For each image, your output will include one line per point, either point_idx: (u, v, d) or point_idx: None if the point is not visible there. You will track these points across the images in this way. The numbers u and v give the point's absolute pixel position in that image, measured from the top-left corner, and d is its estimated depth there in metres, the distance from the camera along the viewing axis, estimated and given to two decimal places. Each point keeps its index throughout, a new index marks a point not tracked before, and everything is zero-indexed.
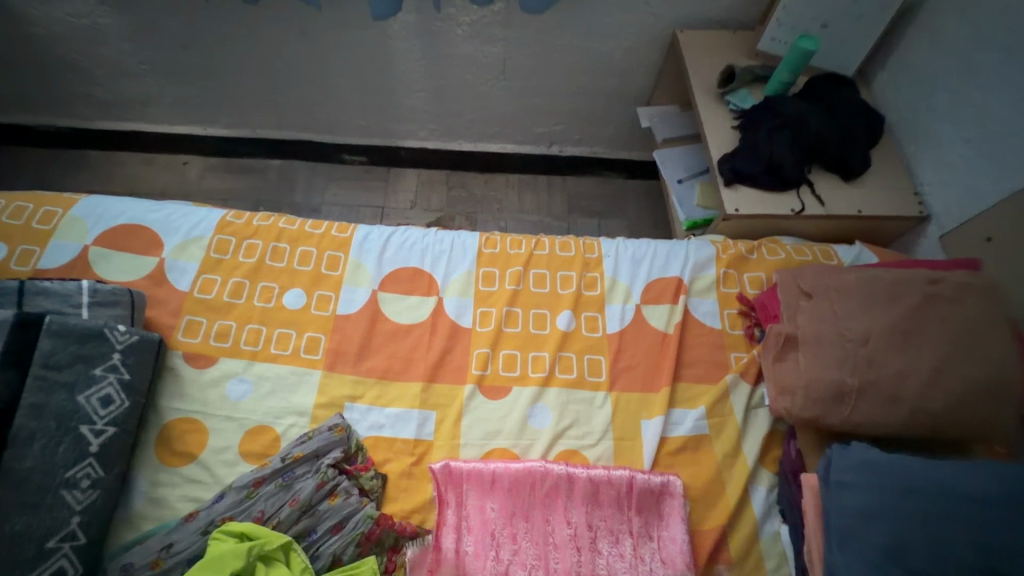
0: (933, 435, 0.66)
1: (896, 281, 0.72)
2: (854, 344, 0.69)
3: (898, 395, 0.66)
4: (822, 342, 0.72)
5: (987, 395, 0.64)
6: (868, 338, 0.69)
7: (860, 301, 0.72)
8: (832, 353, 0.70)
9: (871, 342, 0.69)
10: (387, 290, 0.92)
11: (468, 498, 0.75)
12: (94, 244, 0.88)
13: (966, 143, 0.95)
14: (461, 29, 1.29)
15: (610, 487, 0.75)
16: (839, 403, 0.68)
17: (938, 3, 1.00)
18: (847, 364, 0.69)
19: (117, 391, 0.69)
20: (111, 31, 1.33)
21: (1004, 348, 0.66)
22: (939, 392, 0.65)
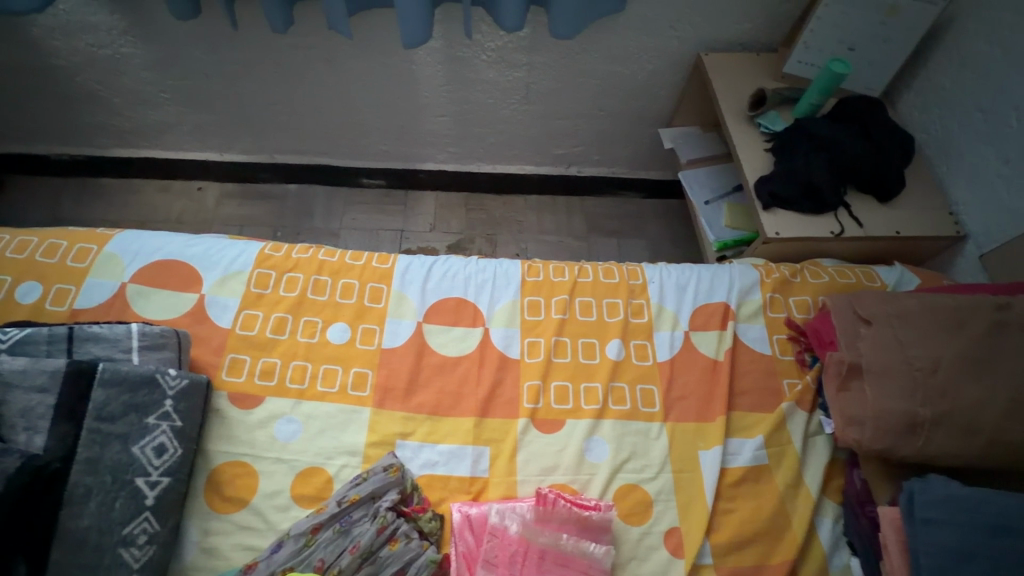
0: (1011, 466, 0.66)
1: (960, 309, 0.73)
2: (924, 373, 0.70)
3: (974, 425, 0.66)
4: (890, 372, 0.72)
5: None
6: (937, 367, 0.70)
7: (925, 329, 0.73)
8: (901, 382, 0.71)
9: (941, 371, 0.69)
10: (432, 322, 0.90)
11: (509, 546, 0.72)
12: (132, 281, 0.86)
13: (1003, 164, 0.96)
14: (487, 55, 1.29)
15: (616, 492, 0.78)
16: (913, 434, 0.68)
17: (966, 27, 1.02)
18: (918, 394, 0.69)
19: (170, 439, 0.68)
20: (132, 60, 1.31)
21: None
22: (1017, 422, 0.65)
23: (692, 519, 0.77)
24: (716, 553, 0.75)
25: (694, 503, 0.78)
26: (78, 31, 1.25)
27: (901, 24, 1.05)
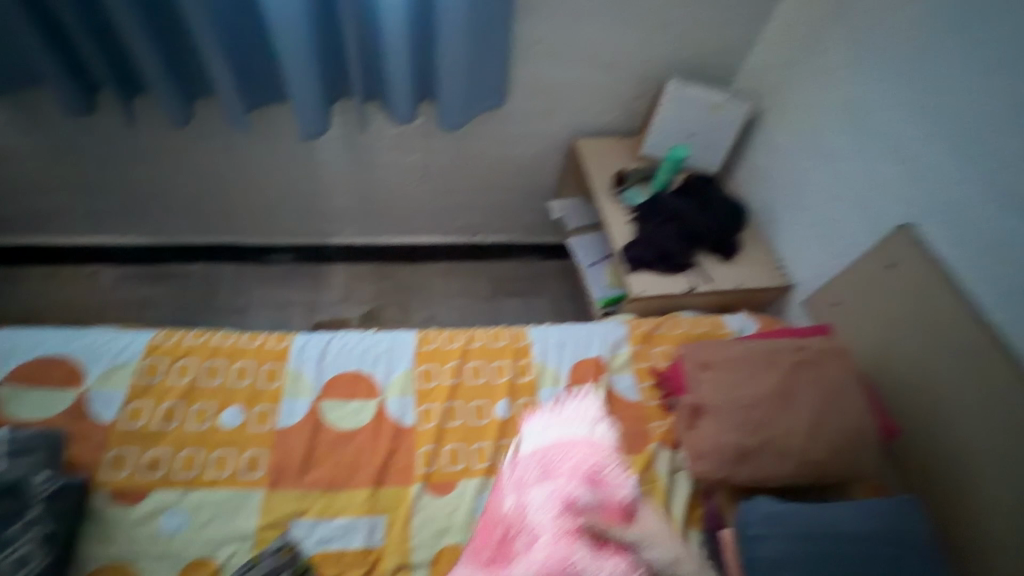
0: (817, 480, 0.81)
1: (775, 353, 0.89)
2: (749, 408, 0.83)
3: (786, 449, 0.80)
4: (725, 409, 0.85)
5: (852, 441, 0.80)
6: (758, 402, 0.83)
7: (749, 370, 0.87)
8: (733, 418, 0.84)
9: (762, 405, 0.83)
10: (329, 397, 0.95)
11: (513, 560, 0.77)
12: (6, 382, 0.85)
13: (808, 228, 1.18)
14: (385, 142, 1.40)
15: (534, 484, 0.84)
16: (743, 462, 0.81)
17: (771, 121, 1.27)
18: (745, 426, 0.82)
19: (35, 547, 0.67)
20: (21, 152, 1.31)
21: (857, 401, 0.83)
22: (817, 444, 0.80)
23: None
24: None
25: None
26: None
27: (724, 118, 1.29)
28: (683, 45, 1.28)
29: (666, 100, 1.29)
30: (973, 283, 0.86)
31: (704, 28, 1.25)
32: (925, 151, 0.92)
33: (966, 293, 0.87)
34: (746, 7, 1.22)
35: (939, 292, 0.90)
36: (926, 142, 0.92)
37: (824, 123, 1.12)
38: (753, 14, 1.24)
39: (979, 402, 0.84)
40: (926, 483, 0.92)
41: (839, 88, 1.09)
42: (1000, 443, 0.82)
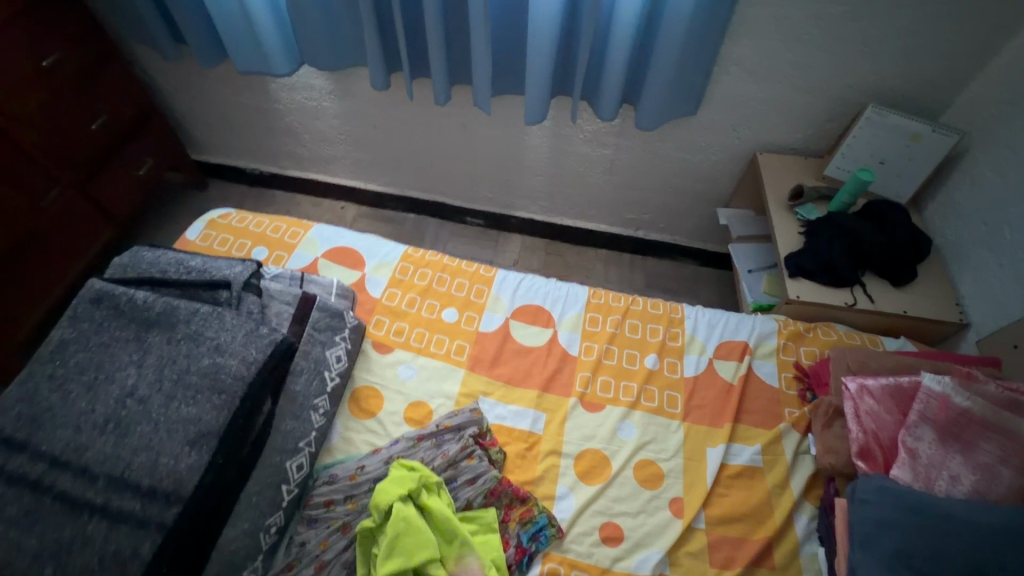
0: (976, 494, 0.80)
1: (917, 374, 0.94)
2: (881, 427, 0.90)
3: (931, 461, 0.84)
4: (861, 419, 0.92)
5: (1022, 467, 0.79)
6: (894, 424, 0.89)
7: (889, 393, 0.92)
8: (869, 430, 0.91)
9: (895, 427, 0.89)
10: (516, 319, 1.22)
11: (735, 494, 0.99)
12: (322, 257, 1.25)
13: (999, 267, 1.16)
14: (584, 135, 1.66)
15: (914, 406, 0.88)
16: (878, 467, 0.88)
17: (977, 156, 1.25)
18: (879, 440, 0.90)
19: (345, 354, 0.99)
20: (328, 111, 1.80)
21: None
22: (966, 458, 0.82)
23: (693, 491, 0.99)
24: (709, 521, 0.96)
25: (699, 482, 1.00)
26: (300, 89, 1.75)
27: (922, 148, 1.30)
28: (891, 73, 1.32)
29: (861, 123, 1.34)
30: None
31: (919, 59, 1.27)
32: None
33: None
34: (972, 41, 1.22)
35: None
36: None
37: None
38: (979, 48, 1.23)
39: None
40: None
41: None
42: None
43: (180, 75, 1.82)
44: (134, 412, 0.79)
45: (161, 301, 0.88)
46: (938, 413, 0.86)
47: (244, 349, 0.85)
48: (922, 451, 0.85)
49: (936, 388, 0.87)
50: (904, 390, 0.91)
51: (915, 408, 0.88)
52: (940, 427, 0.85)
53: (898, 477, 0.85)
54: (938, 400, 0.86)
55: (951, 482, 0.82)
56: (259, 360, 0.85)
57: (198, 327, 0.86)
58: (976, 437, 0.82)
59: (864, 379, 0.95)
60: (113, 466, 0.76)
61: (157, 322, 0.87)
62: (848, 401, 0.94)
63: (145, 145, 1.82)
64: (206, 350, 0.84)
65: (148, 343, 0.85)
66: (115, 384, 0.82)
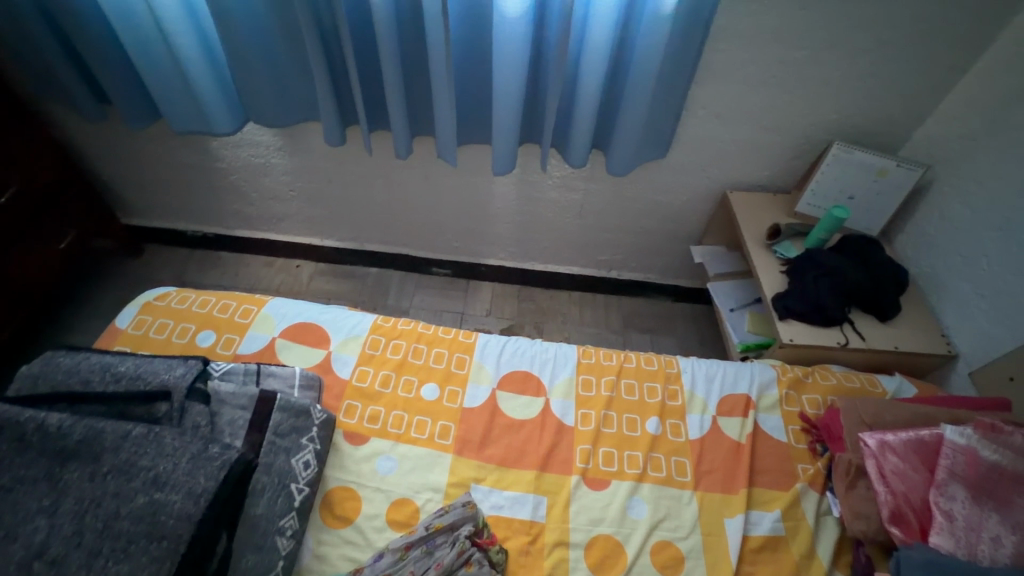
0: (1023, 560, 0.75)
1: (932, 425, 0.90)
2: (911, 488, 0.84)
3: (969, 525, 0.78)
4: (888, 480, 0.85)
5: None
6: (922, 484, 0.83)
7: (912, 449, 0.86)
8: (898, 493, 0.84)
9: (924, 487, 0.83)
10: (504, 389, 1.11)
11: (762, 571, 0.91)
12: (280, 336, 1.11)
13: (982, 299, 1.16)
14: (553, 181, 1.61)
15: (941, 462, 0.83)
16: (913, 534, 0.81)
17: (942, 188, 1.28)
18: (911, 503, 0.83)
19: (314, 458, 0.84)
20: (277, 167, 1.67)
21: None
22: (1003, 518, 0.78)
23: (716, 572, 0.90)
24: None
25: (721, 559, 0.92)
26: (246, 145, 1.62)
27: (890, 182, 1.31)
28: (854, 111, 1.34)
29: (829, 160, 1.35)
30: None
31: (878, 98, 1.30)
32: None
33: None
34: (926, 80, 1.25)
35: None
36: None
37: (1009, 196, 1.13)
38: (934, 86, 1.26)
39: None
40: None
41: None
42: None
43: (107, 137, 1.65)
44: None
45: (82, 425, 0.73)
46: (968, 469, 0.81)
47: (190, 479, 0.69)
48: (959, 513, 0.79)
49: (961, 441, 0.82)
50: (927, 444, 0.86)
51: (944, 464, 0.82)
52: (973, 484, 0.80)
53: (939, 546, 0.78)
54: (966, 455, 0.81)
55: (993, 546, 0.76)
56: (209, 490, 0.69)
57: (130, 455, 0.71)
58: (1009, 494, 0.79)
59: (883, 435, 0.89)
60: None
61: (77, 453, 0.71)
62: (870, 460, 0.88)
63: (65, 213, 1.62)
64: (141, 485, 0.69)
65: (64, 483, 0.69)
66: (18, 542, 0.64)
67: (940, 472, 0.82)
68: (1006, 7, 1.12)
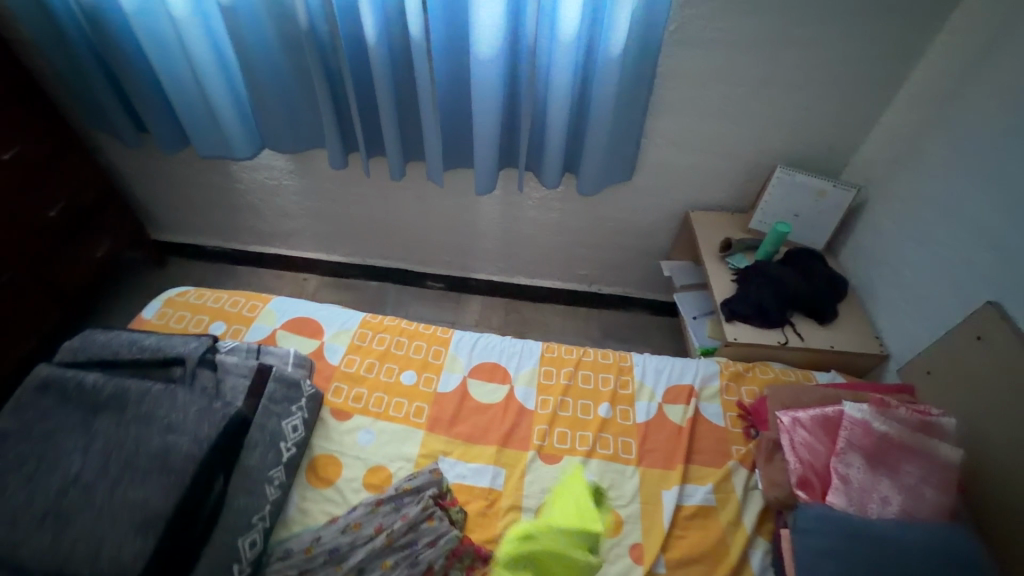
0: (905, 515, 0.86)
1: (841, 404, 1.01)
2: (817, 458, 0.95)
3: (863, 486, 0.89)
4: (798, 451, 0.97)
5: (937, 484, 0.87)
6: (826, 454, 0.94)
7: (820, 424, 0.97)
8: (806, 462, 0.95)
9: (827, 456, 0.94)
10: (474, 377, 1.26)
11: (691, 533, 1.02)
12: (280, 328, 1.28)
13: (906, 304, 1.28)
14: (532, 201, 1.78)
15: (842, 434, 0.93)
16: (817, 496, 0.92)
17: (874, 206, 1.42)
18: (816, 470, 0.94)
19: (301, 423, 1.00)
20: (289, 188, 1.88)
21: (937, 449, 0.88)
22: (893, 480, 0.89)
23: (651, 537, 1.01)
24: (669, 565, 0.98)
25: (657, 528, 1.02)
26: (261, 169, 1.83)
27: (829, 202, 1.46)
28: (795, 139, 1.50)
29: (774, 182, 1.51)
30: None
31: (814, 127, 1.47)
32: (1011, 241, 1.03)
33: None
34: (855, 112, 1.42)
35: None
36: (1016, 235, 1.02)
37: (920, 211, 1.26)
38: (863, 117, 1.42)
39: None
40: (1005, 540, 0.97)
41: (937, 183, 1.22)
42: None
43: (143, 161, 1.88)
44: (77, 501, 0.76)
45: (112, 384, 0.88)
46: (864, 440, 0.91)
47: (197, 426, 0.84)
48: (855, 476, 0.90)
49: (857, 416, 0.93)
50: (832, 420, 0.97)
51: (844, 436, 0.93)
52: (868, 452, 0.91)
53: (835, 504, 0.89)
54: (861, 427, 0.92)
55: (882, 504, 0.88)
56: (211, 436, 0.84)
57: (150, 407, 0.86)
58: (899, 461, 0.90)
59: (797, 413, 1.01)
60: (52, 560, 0.72)
61: (107, 406, 0.86)
62: (784, 435, 1.00)
63: (102, 227, 1.84)
64: (157, 430, 0.83)
65: (94, 428, 0.83)
66: (58, 472, 0.79)
67: (841, 443, 0.93)
68: (915, 50, 1.29)
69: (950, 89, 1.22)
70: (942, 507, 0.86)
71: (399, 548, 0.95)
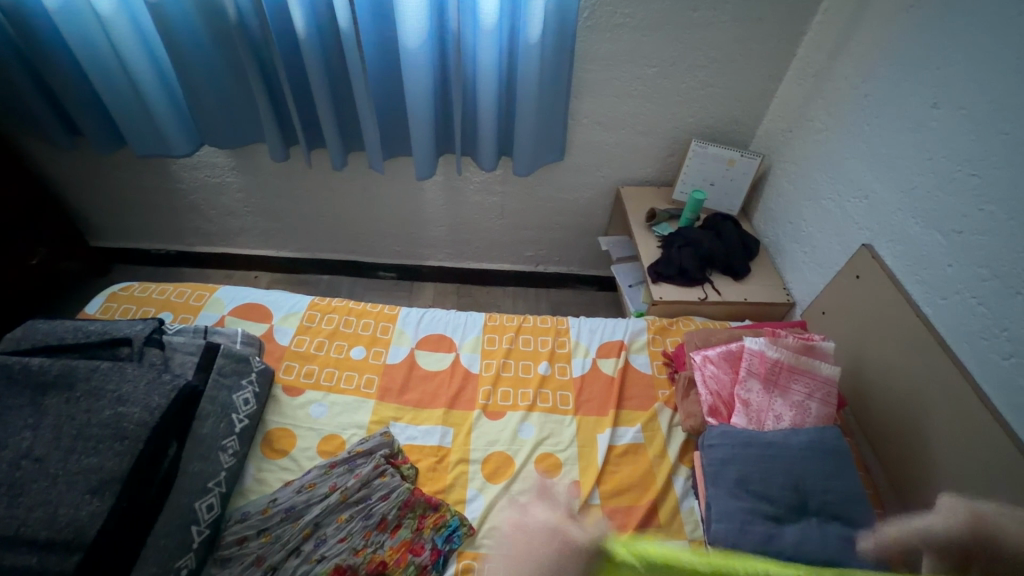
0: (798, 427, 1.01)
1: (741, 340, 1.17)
2: (722, 386, 1.10)
3: (761, 407, 1.04)
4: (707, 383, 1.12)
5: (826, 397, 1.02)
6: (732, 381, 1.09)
7: (726, 358, 1.12)
8: (714, 389, 1.10)
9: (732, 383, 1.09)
10: (421, 348, 1.33)
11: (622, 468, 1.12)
12: (229, 315, 1.32)
13: (804, 254, 1.44)
14: (474, 186, 1.87)
15: (747, 364, 1.08)
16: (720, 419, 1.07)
17: (776, 171, 1.58)
18: (721, 396, 1.09)
19: (252, 395, 1.06)
20: (232, 186, 1.90)
21: (821, 370, 1.04)
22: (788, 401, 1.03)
23: None
24: (603, 496, 1.08)
25: None
26: (202, 167, 1.84)
27: (738, 170, 1.61)
28: (705, 115, 1.65)
29: (690, 155, 1.65)
30: (913, 285, 1.08)
31: (720, 103, 1.62)
32: (877, 190, 1.18)
33: (909, 294, 1.09)
34: (754, 87, 1.58)
35: (889, 295, 1.12)
36: (877, 182, 1.18)
37: (810, 171, 1.42)
38: (760, 91, 1.59)
39: (919, 375, 1.04)
40: (882, 452, 1.13)
41: (821, 145, 1.38)
42: (933, 403, 1.01)
43: (79, 165, 1.86)
44: (31, 471, 0.81)
45: (59, 364, 0.92)
46: (763, 367, 1.06)
47: (147, 397, 0.90)
48: (754, 399, 1.05)
49: (756, 346, 1.09)
50: (739, 354, 1.12)
51: (748, 366, 1.08)
52: (765, 377, 1.05)
53: (738, 424, 1.04)
54: (760, 356, 1.07)
55: (777, 420, 1.02)
56: (162, 405, 0.90)
57: (98, 382, 0.91)
58: (789, 382, 1.04)
59: (711, 353, 1.15)
60: (7, 526, 0.76)
61: (55, 385, 0.91)
62: (697, 370, 1.15)
63: (37, 233, 1.81)
64: (107, 402, 0.88)
65: (44, 406, 0.88)
66: (9, 448, 0.83)
67: (747, 373, 1.07)
68: (798, 30, 1.45)
69: (826, 62, 1.38)
70: (826, 417, 1.01)
71: (355, 503, 1.02)
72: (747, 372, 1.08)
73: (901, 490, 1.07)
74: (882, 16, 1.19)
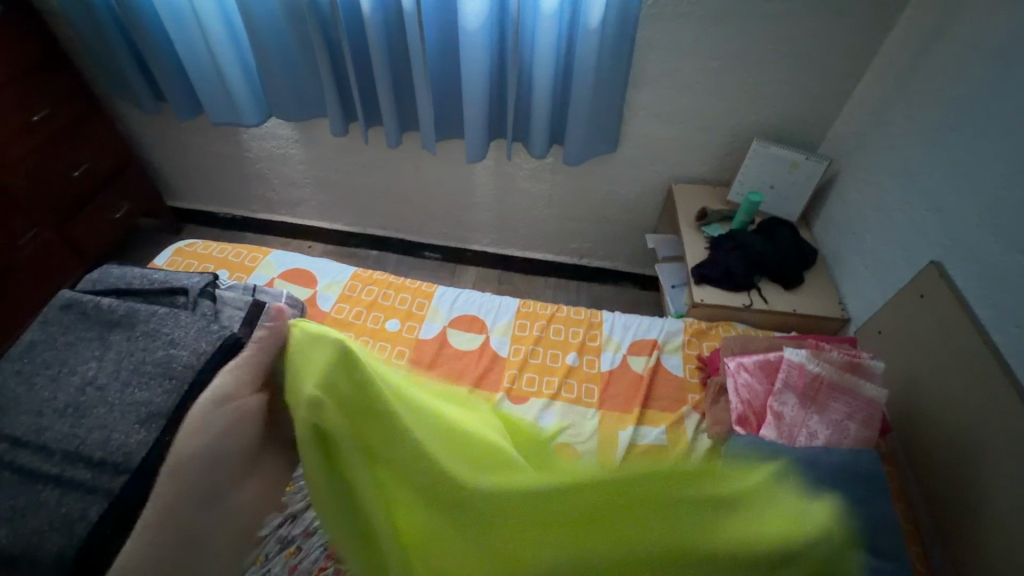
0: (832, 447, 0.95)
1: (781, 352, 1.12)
2: (752, 396, 1.06)
3: (789, 420, 0.98)
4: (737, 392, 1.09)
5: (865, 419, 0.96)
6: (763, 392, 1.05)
7: (762, 368, 1.08)
8: (744, 398, 1.06)
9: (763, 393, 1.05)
10: (454, 327, 1.35)
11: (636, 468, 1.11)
12: (279, 277, 1.39)
13: (866, 268, 1.34)
14: (523, 172, 1.86)
15: (783, 376, 1.02)
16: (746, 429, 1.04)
17: (844, 177, 1.48)
18: (751, 405, 1.05)
19: None
20: (295, 158, 2.00)
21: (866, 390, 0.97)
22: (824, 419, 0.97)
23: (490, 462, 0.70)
24: None
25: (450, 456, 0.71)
26: (269, 138, 1.95)
27: (802, 173, 1.52)
28: (771, 113, 1.56)
29: (750, 154, 1.57)
30: (984, 309, 0.99)
31: (788, 101, 1.53)
32: (954, 203, 1.08)
33: (977, 318, 0.99)
34: (828, 86, 1.48)
35: (955, 319, 1.02)
36: (954, 194, 1.08)
37: (881, 178, 1.32)
38: (835, 90, 1.48)
39: (979, 409, 0.95)
40: (932, 486, 1.03)
41: (895, 151, 1.28)
42: (990, 442, 0.92)
43: (163, 129, 2.02)
44: (93, 397, 0.90)
45: (124, 305, 1.02)
46: (799, 381, 1.00)
47: (195, 343, 0.96)
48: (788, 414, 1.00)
49: (796, 359, 1.03)
50: (775, 364, 1.07)
51: (784, 378, 1.02)
52: (801, 391, 1.00)
53: (767, 436, 0.99)
54: (799, 369, 1.01)
55: (809, 437, 0.96)
56: (208, 351, 0.96)
57: (156, 325, 0.99)
58: (827, 399, 0.98)
59: (746, 360, 1.11)
60: (70, 442, 0.85)
61: (120, 323, 1.00)
62: (729, 377, 1.12)
63: (122, 189, 1.98)
64: (161, 344, 0.96)
65: (109, 341, 0.98)
66: (77, 375, 0.93)
67: (780, 385, 1.02)
68: (884, 26, 1.34)
69: (911, 62, 1.27)
70: (865, 441, 0.95)
71: None
72: (780, 384, 1.02)
73: (947, 530, 0.98)
74: (981, 12, 1.08)
